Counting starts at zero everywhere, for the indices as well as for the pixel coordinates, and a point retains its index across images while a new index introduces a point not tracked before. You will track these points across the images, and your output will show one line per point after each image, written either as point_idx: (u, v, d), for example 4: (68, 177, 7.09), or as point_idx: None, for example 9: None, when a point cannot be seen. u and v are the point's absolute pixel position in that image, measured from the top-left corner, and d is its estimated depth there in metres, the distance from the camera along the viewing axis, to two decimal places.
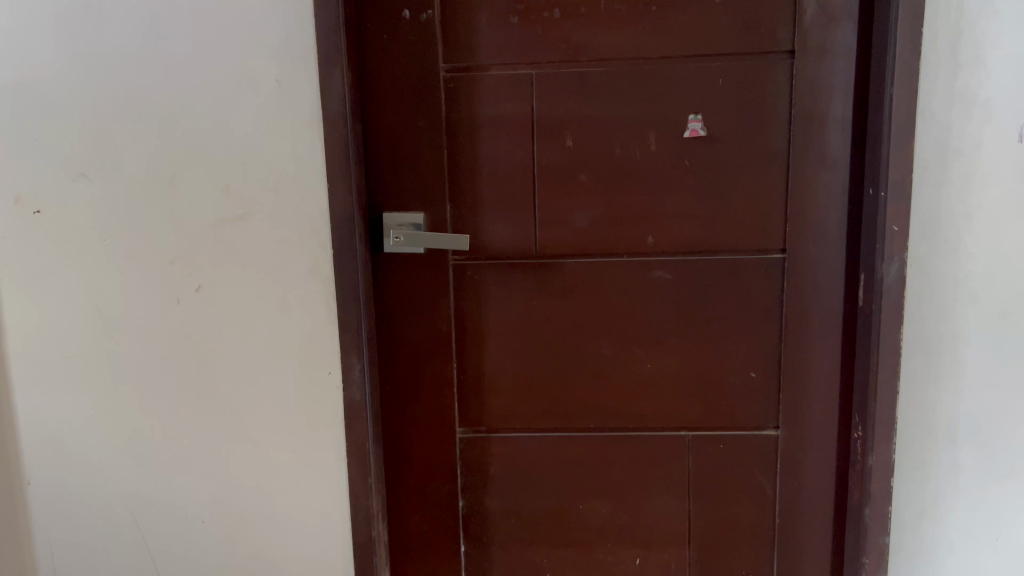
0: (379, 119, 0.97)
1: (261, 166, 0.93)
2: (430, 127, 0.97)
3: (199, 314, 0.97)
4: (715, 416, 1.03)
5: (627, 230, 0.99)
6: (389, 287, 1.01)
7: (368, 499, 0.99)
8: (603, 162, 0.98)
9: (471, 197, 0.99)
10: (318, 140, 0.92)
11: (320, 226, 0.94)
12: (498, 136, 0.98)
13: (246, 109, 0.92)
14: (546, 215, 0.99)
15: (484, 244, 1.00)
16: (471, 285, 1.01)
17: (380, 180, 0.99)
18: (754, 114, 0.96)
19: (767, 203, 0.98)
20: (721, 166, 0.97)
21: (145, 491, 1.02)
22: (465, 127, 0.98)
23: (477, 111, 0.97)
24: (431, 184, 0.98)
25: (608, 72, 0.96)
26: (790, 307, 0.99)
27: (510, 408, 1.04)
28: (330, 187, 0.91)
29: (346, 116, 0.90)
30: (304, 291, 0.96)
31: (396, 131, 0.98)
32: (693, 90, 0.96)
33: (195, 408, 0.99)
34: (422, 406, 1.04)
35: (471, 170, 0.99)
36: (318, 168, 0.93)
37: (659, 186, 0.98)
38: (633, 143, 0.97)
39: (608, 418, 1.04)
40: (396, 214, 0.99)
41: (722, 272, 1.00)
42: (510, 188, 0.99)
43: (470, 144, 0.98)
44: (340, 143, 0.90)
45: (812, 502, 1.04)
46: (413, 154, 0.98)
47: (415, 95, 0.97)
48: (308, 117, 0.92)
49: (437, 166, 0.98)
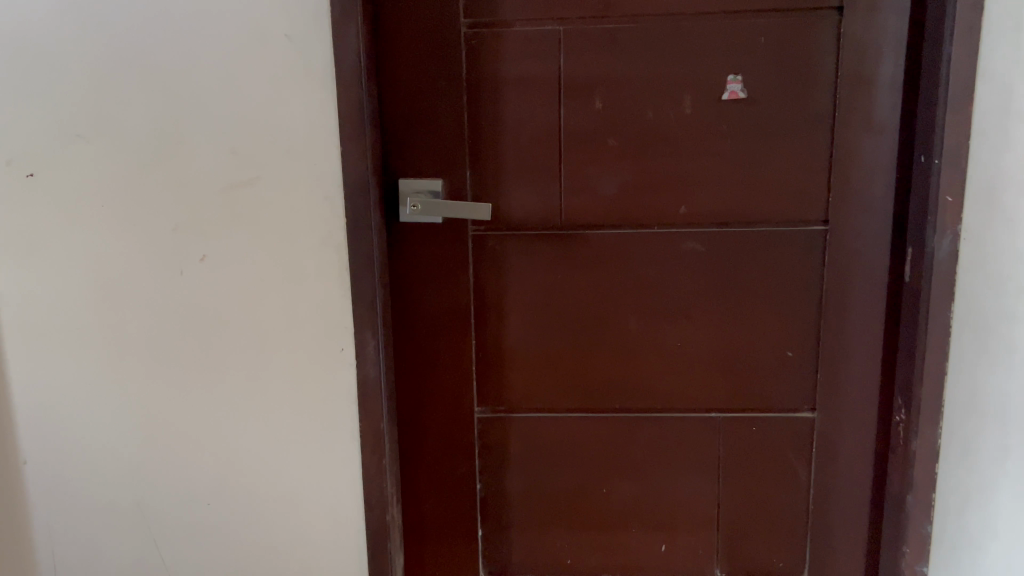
0: (394, 78, 0.91)
1: (270, 128, 0.87)
2: (449, 87, 0.91)
3: (204, 284, 0.91)
4: (748, 396, 0.98)
5: (658, 198, 0.93)
6: (405, 258, 0.95)
7: (382, 480, 0.94)
8: (634, 126, 0.91)
9: (492, 162, 0.93)
10: (330, 100, 0.86)
11: (333, 193, 0.88)
12: (522, 97, 0.91)
13: (254, 65, 0.85)
14: (572, 181, 0.93)
15: (506, 213, 0.94)
16: (492, 257, 0.95)
17: (395, 144, 0.93)
18: (798, 75, 0.89)
19: (808, 171, 0.91)
20: (760, 130, 0.91)
21: (149, 471, 0.97)
22: (486, 87, 0.91)
23: (499, 70, 0.91)
24: (450, 147, 0.92)
25: (641, 28, 0.89)
26: (831, 282, 0.93)
27: (531, 386, 0.99)
28: (345, 150, 0.86)
29: (361, 73, 0.84)
30: (316, 262, 0.90)
31: (413, 92, 0.91)
32: (732, 48, 0.89)
33: (201, 383, 0.94)
34: (439, 385, 0.98)
35: (492, 133, 0.92)
36: (330, 130, 0.86)
37: (694, 153, 0.92)
38: (666, 105, 0.91)
39: (634, 398, 0.99)
40: (413, 180, 0.93)
41: (759, 245, 0.94)
42: (533, 154, 0.93)
43: (491, 105, 0.92)
44: (355, 102, 0.85)
45: (848, 487, 0.99)
46: (431, 115, 0.91)
47: (434, 52, 0.90)
48: (319, 75, 0.85)
49: (455, 129, 0.92)
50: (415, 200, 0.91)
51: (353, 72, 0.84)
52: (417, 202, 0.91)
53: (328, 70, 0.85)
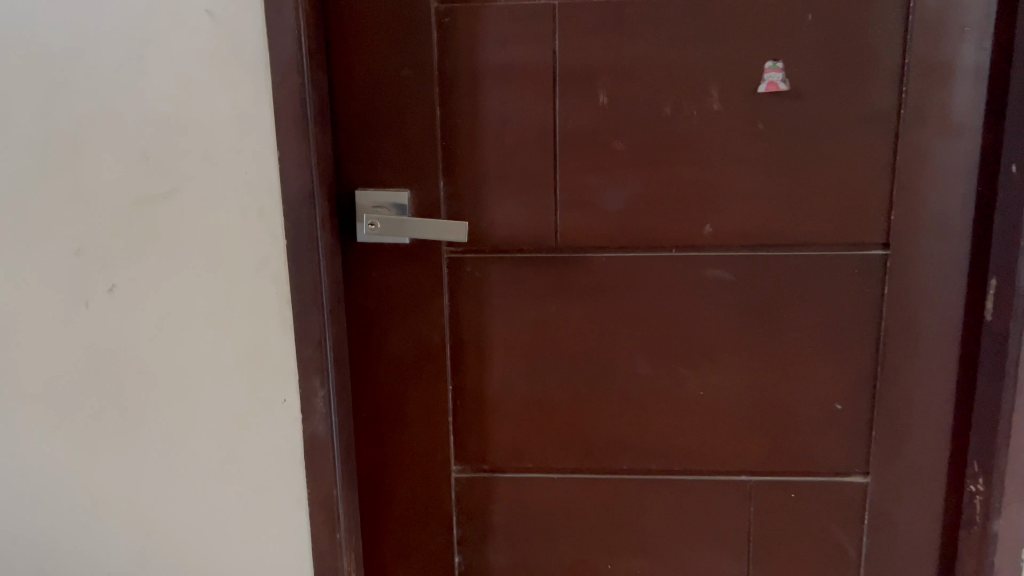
0: (348, 65, 0.73)
1: (190, 129, 0.70)
2: (416, 76, 0.73)
3: (116, 319, 0.74)
4: (786, 457, 0.80)
5: (676, 215, 0.75)
6: (364, 287, 0.77)
7: (336, 558, 0.77)
8: (646, 124, 0.73)
9: (471, 169, 0.75)
10: (264, 94, 0.68)
11: (270, 210, 0.71)
12: (507, 89, 0.74)
13: (168, 50, 0.68)
14: (570, 193, 0.75)
15: (488, 232, 0.77)
16: (470, 285, 0.78)
17: (351, 147, 0.75)
18: (853, 62, 0.71)
19: (865, 182, 0.73)
20: (805, 131, 0.73)
21: (57, 541, 0.81)
22: (462, 76, 0.74)
23: (480, 55, 0.73)
24: (418, 152, 0.75)
25: (657, 2, 0.71)
26: (891, 320, 0.75)
27: (519, 442, 0.81)
28: (282, 156, 0.69)
29: (301, 59, 0.67)
30: (251, 295, 0.73)
31: (372, 82, 0.74)
32: (771, 27, 0.71)
33: (116, 438, 0.77)
34: (408, 439, 0.81)
35: (470, 134, 0.75)
36: (265, 131, 0.69)
37: (722, 158, 0.74)
38: (688, 99, 0.73)
39: (645, 457, 0.81)
40: (374, 191, 0.75)
41: (801, 273, 0.75)
42: (522, 159, 0.75)
43: (469, 99, 0.74)
44: (294, 96, 0.67)
45: (907, 567, 0.81)
46: (395, 112, 0.74)
47: (397, 33, 0.72)
48: (250, 61, 0.68)
49: (424, 128, 0.74)
50: (372, 219, 0.74)
51: (291, 58, 0.67)
52: (375, 221, 0.74)
53: (261, 56, 0.67)
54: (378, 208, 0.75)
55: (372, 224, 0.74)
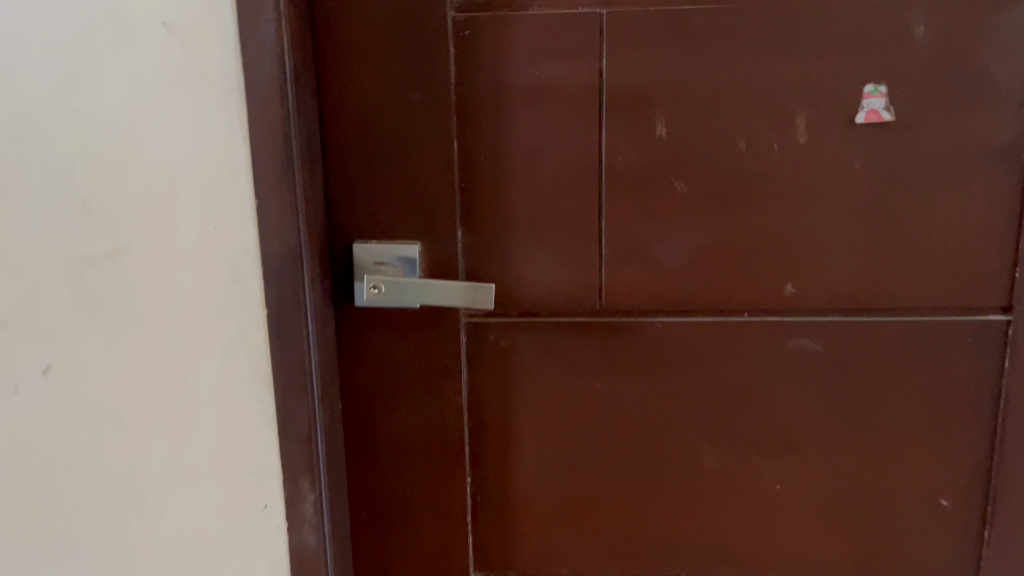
0: (342, 90, 0.59)
1: (142, 172, 0.55)
2: (428, 101, 0.58)
3: (49, 412, 0.58)
4: (878, 562, 0.66)
5: (747, 271, 0.61)
6: (363, 360, 0.63)
7: None
8: (713, 161, 0.59)
9: (496, 216, 0.61)
10: (237, 129, 0.54)
11: (245, 272, 0.57)
12: (541, 118, 0.59)
13: (112, 73, 0.54)
14: (618, 245, 0.61)
15: (516, 293, 0.62)
16: (494, 356, 0.64)
17: (347, 189, 0.60)
18: (974, 84, 0.57)
19: (984, 232, 0.59)
20: (912, 169, 0.58)
21: None
22: (484, 102, 0.59)
23: (506, 77, 0.59)
24: (430, 196, 0.60)
25: (728, 10, 0.57)
26: (1014, 400, 0.61)
27: (554, 543, 0.67)
28: (261, 204, 0.55)
29: (284, 83, 0.53)
30: (221, 377, 0.58)
31: (372, 111, 0.59)
32: (873, 41, 0.57)
33: (48, 562, 0.61)
34: (418, 543, 0.66)
35: (494, 173, 0.60)
36: (238, 175, 0.55)
37: (806, 203, 0.60)
38: (766, 130, 0.59)
39: (706, 560, 0.67)
40: (377, 244, 0.61)
41: (903, 343, 0.61)
42: (558, 204, 0.60)
43: (493, 131, 0.60)
44: (275, 129, 0.54)
45: None
46: (401, 148, 0.59)
47: (403, 48, 0.58)
48: (218, 87, 0.54)
49: (438, 168, 0.59)
50: (378, 282, 0.59)
51: (271, 82, 0.53)
52: (380, 284, 0.59)
53: (234, 82, 0.54)
54: (386, 266, 0.61)
55: (374, 289, 0.59)
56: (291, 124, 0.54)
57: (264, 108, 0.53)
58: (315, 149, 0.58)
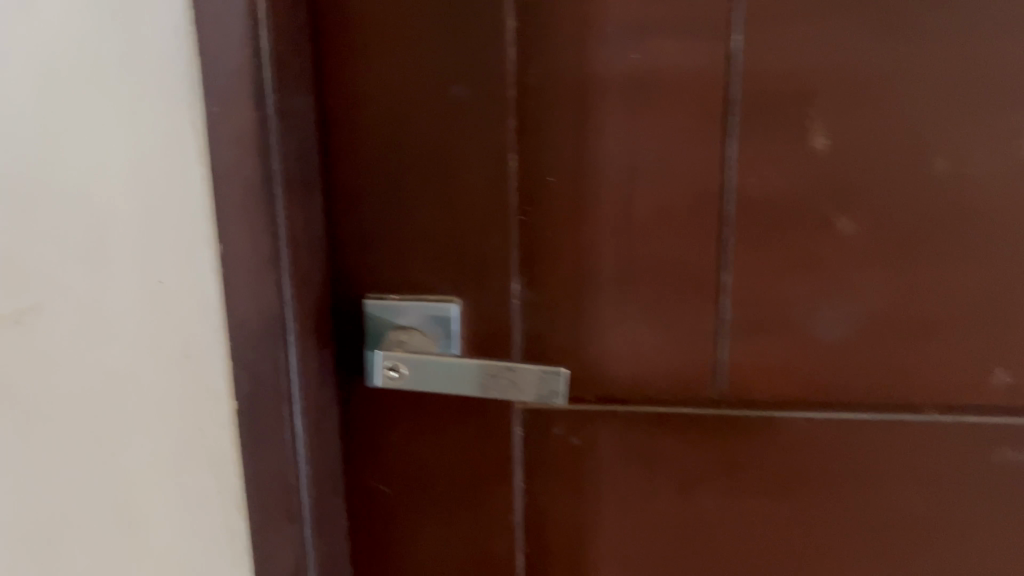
0: (354, 84, 0.41)
1: (58, 203, 0.38)
2: (475, 101, 0.40)
3: None
4: None
5: (939, 352, 0.42)
6: (379, 461, 0.45)
7: None
8: (895, 191, 0.40)
9: (570, 264, 0.43)
10: (191, 144, 0.37)
11: (203, 351, 0.39)
12: (641, 123, 0.41)
13: (12, 60, 0.37)
14: (748, 307, 0.42)
15: (597, 372, 0.44)
16: (563, 459, 0.45)
17: (359, 226, 0.42)
18: None
19: None
20: None
21: None
22: (558, 102, 0.41)
23: (592, 64, 0.40)
24: (477, 236, 0.42)
25: None
26: None
27: None
28: (226, 252, 0.38)
29: (259, 75, 0.35)
30: (172, 494, 0.41)
31: (396, 113, 0.41)
32: None
33: None
34: None
35: (570, 205, 0.42)
36: (194, 212, 0.38)
37: None
38: (984, 145, 0.39)
39: None
40: (400, 300, 0.43)
41: None
42: (661, 248, 0.42)
43: (570, 144, 0.41)
44: (247, 142, 0.36)
45: None
46: (437, 168, 0.41)
47: (442, 23, 0.39)
48: (163, 82, 0.36)
49: (489, 197, 0.41)
50: (397, 362, 0.41)
51: (242, 72, 0.35)
52: (400, 365, 0.41)
53: (188, 75, 0.36)
54: (410, 333, 0.43)
55: (389, 373, 0.41)
56: (272, 136, 0.36)
57: (231, 110, 0.36)
58: (314, 169, 0.40)
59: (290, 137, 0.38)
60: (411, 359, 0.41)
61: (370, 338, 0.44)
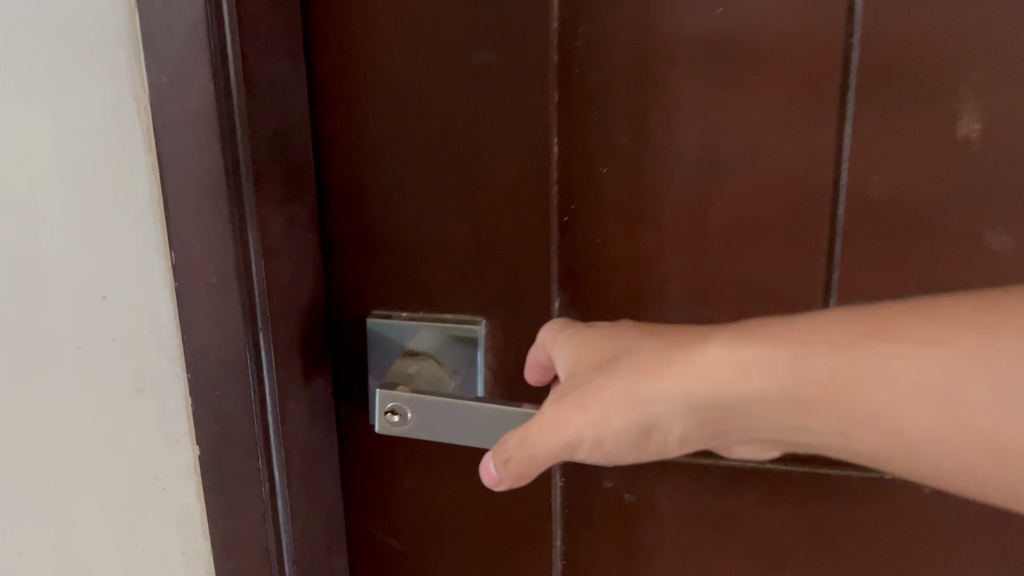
0: (352, 49, 0.32)
1: None
2: (506, 67, 0.31)
3: None
4: None
5: None
6: (388, 511, 0.37)
7: None
8: None
9: (628, 278, 0.34)
10: (134, 128, 0.29)
11: (158, 387, 0.31)
12: (724, 101, 0.31)
13: None
14: None
15: None
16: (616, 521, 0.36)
17: (362, 226, 0.34)
18: None
19: None
20: None
21: None
22: (615, 72, 0.32)
23: (661, 21, 0.31)
24: (507, 244, 0.33)
25: None
26: None
27: None
28: (182, 265, 0.29)
29: (215, 38, 0.27)
30: (129, 554, 0.34)
31: (405, 87, 0.32)
32: None
33: None
34: None
35: (627, 203, 0.33)
36: (141, 215, 0.29)
37: None
38: None
39: None
40: (411, 319, 0.34)
41: None
42: (746, 265, 0.32)
43: (630, 126, 0.32)
44: (203, 126, 0.28)
45: None
46: (456, 157, 0.32)
47: None
48: (97, 47, 0.28)
49: (523, 196, 0.32)
50: (398, 406, 0.32)
51: (194, 33, 0.27)
52: (402, 412, 0.32)
53: (129, 38, 0.28)
54: (422, 358, 0.34)
55: (389, 419, 0.32)
56: (238, 116, 0.28)
57: (183, 85, 0.28)
58: (303, 157, 0.32)
59: (263, 118, 0.29)
60: (415, 404, 0.32)
61: (375, 362, 0.35)
